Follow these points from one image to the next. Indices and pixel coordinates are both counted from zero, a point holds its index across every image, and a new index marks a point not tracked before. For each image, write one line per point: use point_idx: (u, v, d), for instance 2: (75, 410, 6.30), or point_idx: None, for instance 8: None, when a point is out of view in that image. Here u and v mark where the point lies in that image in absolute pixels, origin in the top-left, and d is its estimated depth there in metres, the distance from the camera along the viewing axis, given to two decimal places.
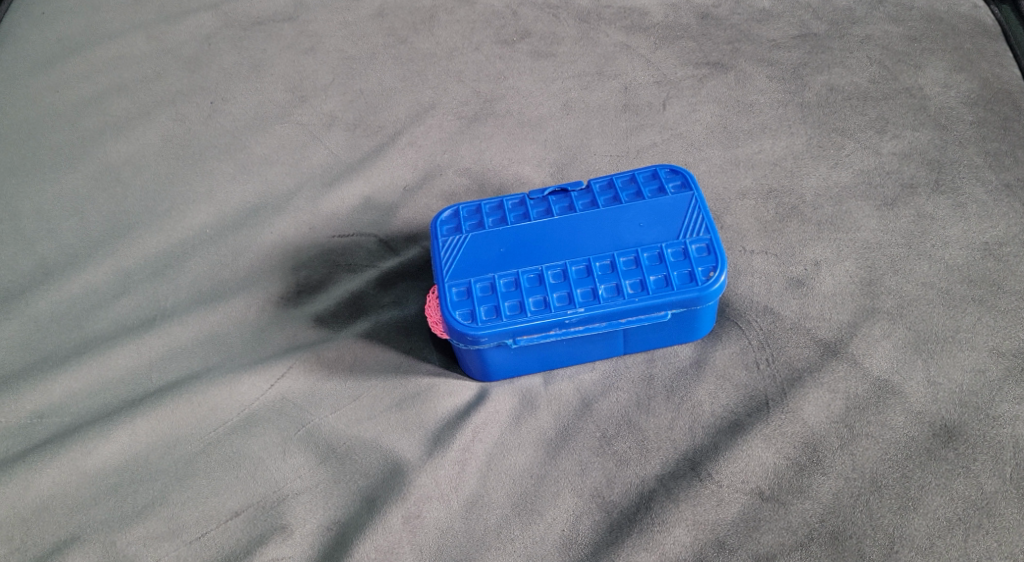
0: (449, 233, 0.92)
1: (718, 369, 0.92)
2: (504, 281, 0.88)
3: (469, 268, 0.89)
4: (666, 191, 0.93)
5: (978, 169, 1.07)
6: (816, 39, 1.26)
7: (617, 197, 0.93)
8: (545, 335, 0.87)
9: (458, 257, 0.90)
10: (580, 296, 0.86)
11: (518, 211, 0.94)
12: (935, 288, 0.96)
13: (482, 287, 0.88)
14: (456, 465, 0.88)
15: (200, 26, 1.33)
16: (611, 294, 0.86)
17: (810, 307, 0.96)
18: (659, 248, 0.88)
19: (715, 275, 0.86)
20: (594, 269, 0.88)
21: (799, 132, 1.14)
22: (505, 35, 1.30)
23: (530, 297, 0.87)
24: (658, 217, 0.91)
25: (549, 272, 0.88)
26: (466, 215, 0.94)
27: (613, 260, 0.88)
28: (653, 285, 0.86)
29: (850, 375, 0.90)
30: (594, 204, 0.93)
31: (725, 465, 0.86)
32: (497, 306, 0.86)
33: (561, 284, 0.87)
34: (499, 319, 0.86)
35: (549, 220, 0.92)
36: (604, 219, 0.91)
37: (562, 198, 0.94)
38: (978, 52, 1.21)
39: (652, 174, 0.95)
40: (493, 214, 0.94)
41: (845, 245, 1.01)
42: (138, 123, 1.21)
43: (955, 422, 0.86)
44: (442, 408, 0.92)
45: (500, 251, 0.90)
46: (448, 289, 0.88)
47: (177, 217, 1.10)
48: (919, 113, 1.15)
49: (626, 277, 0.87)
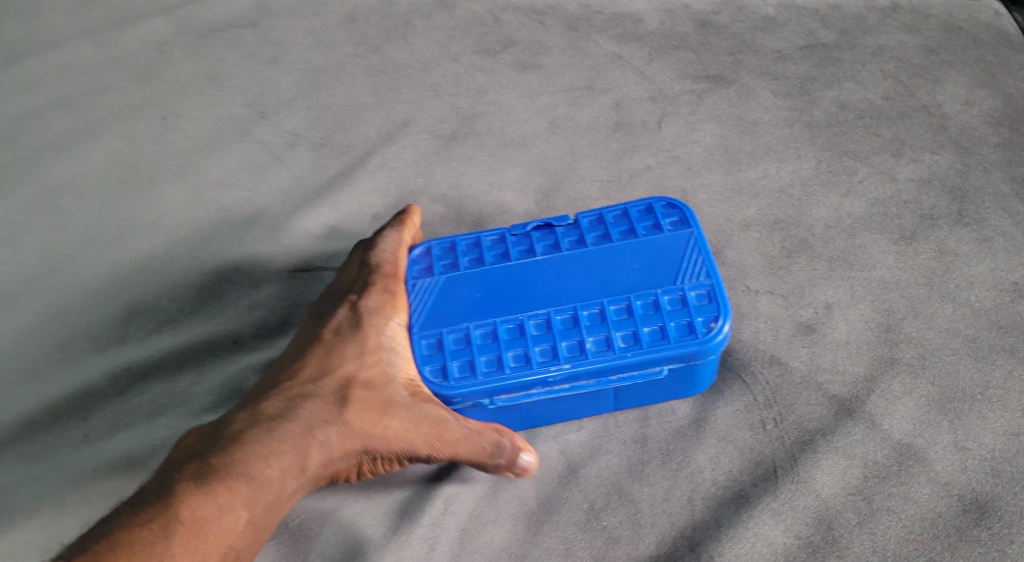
0: (421, 275, 0.85)
1: (720, 430, 0.82)
2: (480, 333, 0.80)
3: (441, 317, 0.81)
4: (662, 229, 0.84)
5: (1004, 199, 0.97)
6: (825, 50, 1.15)
7: (607, 234, 0.84)
8: (524, 394, 0.79)
9: (426, 301, 0.83)
10: (565, 350, 0.78)
11: (497, 247, 0.85)
12: (960, 336, 0.87)
13: (456, 339, 0.80)
14: (425, 543, 0.78)
15: (152, 32, 1.21)
16: (599, 348, 0.78)
17: (822, 358, 0.86)
18: (654, 295, 0.80)
19: (716, 326, 0.77)
20: (580, 319, 0.79)
21: (807, 155, 1.04)
22: (486, 45, 1.20)
23: (508, 351, 0.79)
24: (652, 258, 0.82)
25: (531, 322, 0.80)
26: (439, 254, 0.86)
27: (602, 309, 0.80)
28: (647, 338, 0.78)
29: (868, 439, 0.81)
30: (581, 242, 0.84)
31: (729, 545, 0.76)
32: (472, 361, 0.78)
33: (544, 337, 0.79)
34: (474, 377, 0.78)
35: (530, 260, 0.84)
36: (592, 260, 0.83)
37: (546, 233, 0.86)
38: (1001, 66, 1.11)
39: (646, 210, 0.86)
40: (469, 252, 0.86)
41: (859, 285, 0.91)
42: (80, 140, 1.09)
43: (986, 496, 0.77)
44: (410, 474, 0.82)
45: (477, 296, 0.82)
46: (417, 342, 0.81)
47: (121, 249, 0.99)
48: (939, 134, 1.05)
49: (616, 328, 0.78)
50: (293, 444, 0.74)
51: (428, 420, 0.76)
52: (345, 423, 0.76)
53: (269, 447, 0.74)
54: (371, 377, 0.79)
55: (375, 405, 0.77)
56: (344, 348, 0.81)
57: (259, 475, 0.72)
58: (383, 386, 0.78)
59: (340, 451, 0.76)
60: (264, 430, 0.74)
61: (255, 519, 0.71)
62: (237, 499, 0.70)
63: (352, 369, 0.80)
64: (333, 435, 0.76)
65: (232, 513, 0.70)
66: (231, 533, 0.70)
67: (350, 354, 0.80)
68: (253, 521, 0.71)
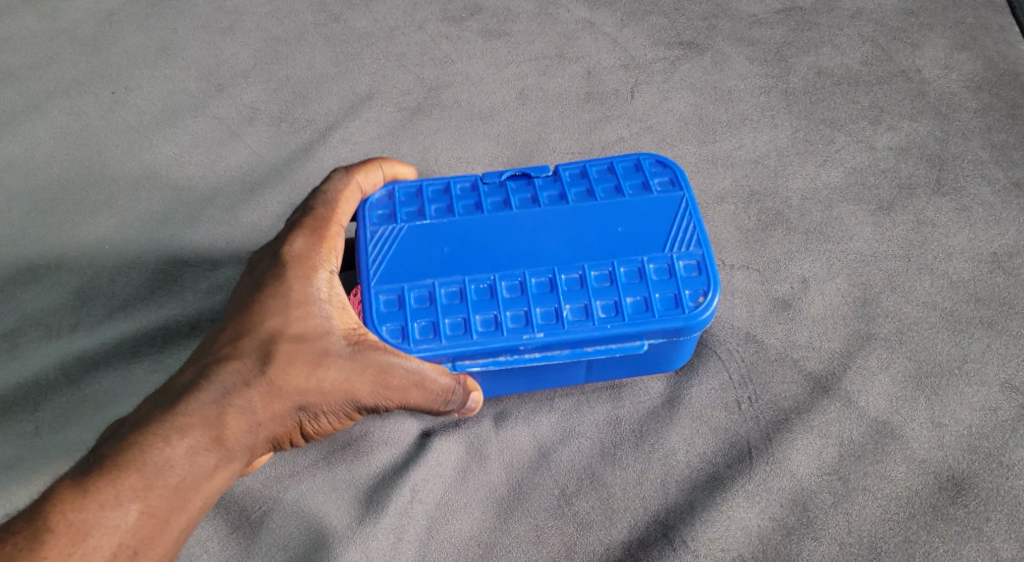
0: (382, 221, 0.78)
1: (694, 411, 0.80)
2: (446, 292, 0.75)
3: (404, 271, 0.76)
4: (652, 189, 0.79)
5: (983, 166, 0.95)
6: (801, 14, 1.12)
7: (592, 191, 0.79)
8: (491, 360, 0.74)
9: (387, 252, 0.77)
10: (540, 318, 0.73)
11: (468, 196, 0.80)
12: (938, 309, 0.85)
13: (419, 298, 0.74)
14: (391, 533, 0.75)
15: (101, 2, 1.15)
16: (577, 317, 0.73)
17: (797, 334, 0.84)
18: (640, 263, 0.75)
19: (705, 300, 0.73)
20: (558, 284, 0.74)
21: (783, 124, 1.01)
22: (452, 12, 1.15)
23: (477, 314, 0.74)
24: (638, 222, 0.77)
25: (503, 284, 0.75)
26: (404, 200, 0.80)
27: (583, 274, 0.75)
28: (630, 309, 0.73)
29: (844, 417, 0.79)
30: (563, 198, 0.79)
31: (702, 529, 0.74)
32: (435, 324, 0.73)
33: (517, 301, 0.74)
34: (437, 341, 0.73)
35: (505, 213, 0.78)
36: (575, 218, 0.78)
37: (523, 185, 0.80)
38: (982, 28, 1.08)
39: (634, 166, 0.81)
40: (438, 201, 0.80)
41: (835, 258, 0.89)
42: (26, 118, 1.04)
43: (964, 473, 0.75)
44: (376, 462, 0.79)
45: (444, 251, 0.76)
46: (374, 296, 0.75)
47: (70, 232, 0.95)
48: (919, 100, 1.02)
49: (597, 297, 0.74)
50: (205, 418, 0.65)
51: (373, 368, 0.69)
52: (269, 385, 0.68)
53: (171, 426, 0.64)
54: (299, 330, 0.70)
55: (304, 361, 0.69)
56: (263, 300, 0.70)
57: (161, 460, 0.63)
58: (314, 339, 0.70)
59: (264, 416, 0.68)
60: (166, 406, 0.65)
61: (149, 515, 0.62)
62: (133, 491, 0.62)
63: (275, 323, 0.70)
64: (255, 399, 0.67)
65: (121, 508, 0.61)
66: (130, 530, 0.61)
67: (274, 305, 0.70)
68: (148, 516, 0.62)
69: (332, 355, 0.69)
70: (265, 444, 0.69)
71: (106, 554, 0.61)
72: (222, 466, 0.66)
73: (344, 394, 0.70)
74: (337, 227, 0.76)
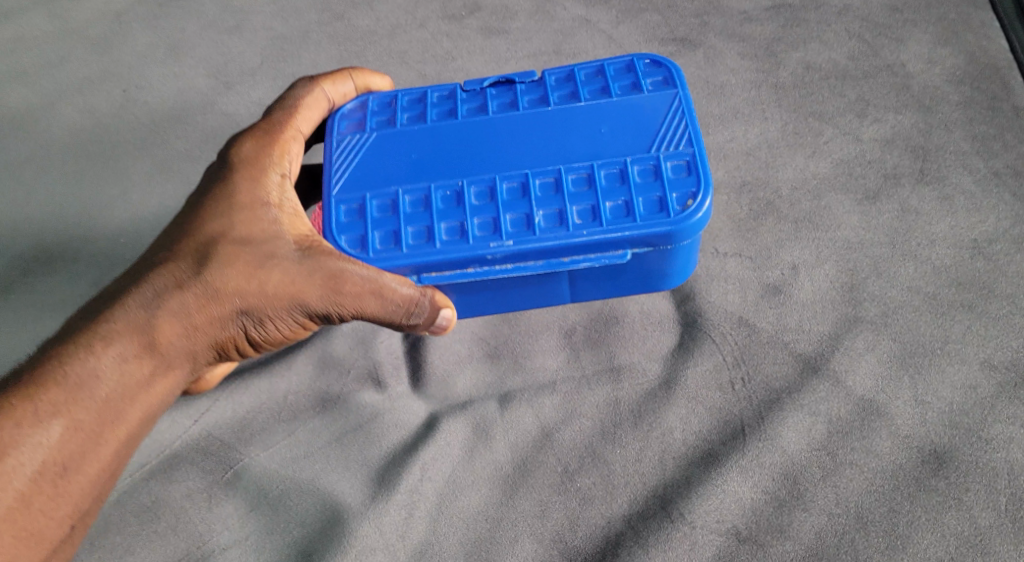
0: (351, 131, 0.82)
1: (690, 391, 0.84)
2: (410, 201, 0.77)
3: (370, 182, 0.78)
4: (643, 88, 0.80)
5: (965, 156, 0.98)
6: (791, 10, 1.15)
7: (576, 93, 0.81)
8: (460, 273, 0.76)
9: (354, 163, 0.80)
10: (509, 225, 0.75)
11: (444, 105, 0.82)
12: (922, 293, 0.89)
13: (382, 207, 0.77)
14: (403, 510, 0.80)
15: (111, 2, 1.18)
16: (551, 224, 0.74)
17: (788, 317, 0.88)
18: (622, 165, 0.76)
19: (694, 203, 0.74)
20: (531, 189, 0.76)
21: (774, 117, 1.04)
22: (452, 10, 1.19)
23: (442, 222, 0.75)
24: (622, 125, 0.79)
25: (471, 190, 0.76)
26: (378, 109, 0.83)
27: (559, 177, 0.76)
28: (607, 213, 0.74)
29: (832, 396, 0.83)
30: (544, 101, 0.81)
31: (698, 503, 0.79)
32: (396, 233, 0.76)
33: (486, 208, 0.76)
34: (397, 251, 0.75)
35: (481, 118, 0.80)
36: (554, 122, 0.79)
37: (505, 90, 0.82)
38: (963, 24, 1.10)
39: (627, 68, 0.83)
40: (412, 109, 0.82)
41: (824, 245, 0.93)
42: (41, 115, 1.08)
43: (945, 447, 0.80)
44: (388, 443, 0.83)
45: (411, 159, 0.79)
46: (334, 208, 0.78)
47: (87, 225, 0.98)
48: (903, 93, 1.05)
49: (573, 201, 0.75)
50: (139, 324, 0.72)
51: (319, 272, 0.74)
52: (208, 287, 0.74)
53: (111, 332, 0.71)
54: (243, 235, 0.76)
55: (244, 265, 0.74)
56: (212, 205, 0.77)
57: (92, 368, 0.70)
58: (257, 244, 0.75)
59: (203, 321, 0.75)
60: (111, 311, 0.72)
61: (82, 423, 0.69)
62: (60, 403, 0.69)
63: (219, 230, 0.76)
64: (190, 301, 0.74)
65: (57, 412, 0.68)
66: (57, 445, 0.68)
67: (222, 214, 0.76)
68: (83, 422, 0.69)
69: (275, 258, 0.75)
70: (208, 342, 0.76)
71: (32, 471, 0.67)
72: (158, 371, 0.73)
73: (290, 298, 0.75)
74: (291, 131, 0.82)
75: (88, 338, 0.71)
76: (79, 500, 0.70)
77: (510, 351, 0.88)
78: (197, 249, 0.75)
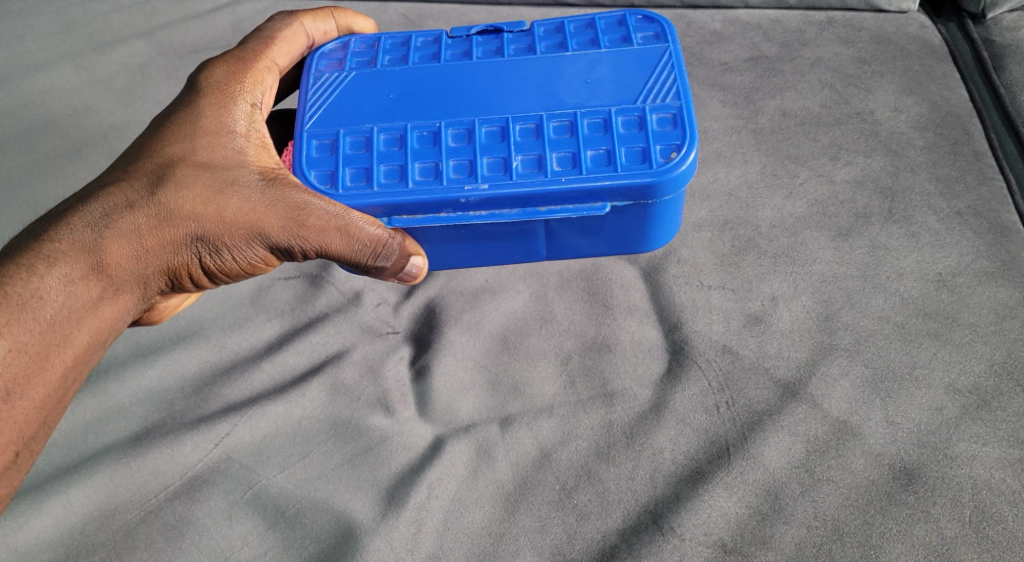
0: (333, 70, 0.87)
1: (678, 413, 0.91)
2: (385, 138, 0.81)
3: (347, 120, 0.83)
4: (633, 42, 0.85)
5: (929, 197, 1.06)
6: (767, 61, 1.23)
7: (564, 43, 0.86)
8: (432, 217, 0.79)
9: (334, 103, 0.84)
10: (486, 168, 0.79)
11: (429, 51, 0.87)
12: (891, 323, 0.96)
13: (357, 144, 0.81)
14: (411, 526, 0.86)
15: (132, 55, 1.26)
16: (529, 169, 0.78)
17: (768, 346, 0.95)
18: (607, 113, 0.80)
19: (677, 156, 0.77)
20: (511, 133, 0.80)
21: (753, 160, 1.12)
22: None
23: (416, 162, 0.80)
24: (608, 77, 0.83)
25: (448, 131, 0.81)
26: (363, 51, 0.88)
27: (540, 123, 0.80)
28: (589, 162, 0.78)
29: (810, 417, 0.90)
30: (531, 49, 0.86)
31: (688, 517, 0.85)
32: (368, 171, 0.80)
33: (465, 150, 0.80)
34: (368, 187, 0.79)
35: (465, 63, 0.85)
36: (537, 69, 0.84)
37: (491, 39, 0.88)
38: (926, 74, 1.19)
39: (618, 22, 0.88)
40: (397, 52, 0.88)
41: (801, 279, 1.00)
42: (68, 162, 1.14)
43: (914, 463, 0.86)
44: (397, 463, 0.89)
45: (390, 98, 0.84)
46: (308, 143, 0.82)
47: None
48: (871, 139, 1.13)
49: (553, 147, 0.79)
50: (87, 244, 0.79)
51: (282, 203, 0.79)
52: (160, 207, 0.80)
53: (62, 254, 0.78)
54: (206, 159, 0.82)
55: (202, 189, 0.81)
56: (181, 126, 0.84)
57: (37, 288, 0.76)
58: (216, 169, 0.81)
59: (154, 244, 0.81)
60: (66, 227, 0.79)
61: (26, 342, 0.75)
62: (3, 323, 0.74)
63: (179, 152, 0.82)
64: (141, 221, 0.80)
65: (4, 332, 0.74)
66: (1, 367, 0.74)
67: (183, 137, 0.83)
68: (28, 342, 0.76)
69: (235, 185, 0.81)
70: (160, 266, 0.82)
71: None
72: (106, 295, 0.80)
73: (248, 225, 0.81)
74: (267, 62, 0.90)
75: (36, 258, 0.77)
76: (23, 426, 0.76)
77: (509, 378, 0.94)
78: (153, 170, 0.81)
